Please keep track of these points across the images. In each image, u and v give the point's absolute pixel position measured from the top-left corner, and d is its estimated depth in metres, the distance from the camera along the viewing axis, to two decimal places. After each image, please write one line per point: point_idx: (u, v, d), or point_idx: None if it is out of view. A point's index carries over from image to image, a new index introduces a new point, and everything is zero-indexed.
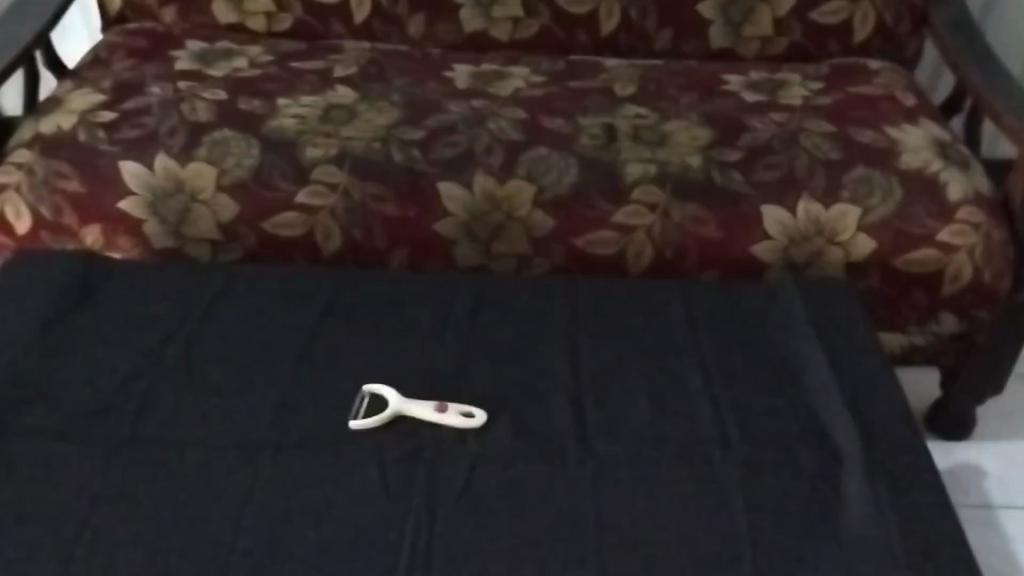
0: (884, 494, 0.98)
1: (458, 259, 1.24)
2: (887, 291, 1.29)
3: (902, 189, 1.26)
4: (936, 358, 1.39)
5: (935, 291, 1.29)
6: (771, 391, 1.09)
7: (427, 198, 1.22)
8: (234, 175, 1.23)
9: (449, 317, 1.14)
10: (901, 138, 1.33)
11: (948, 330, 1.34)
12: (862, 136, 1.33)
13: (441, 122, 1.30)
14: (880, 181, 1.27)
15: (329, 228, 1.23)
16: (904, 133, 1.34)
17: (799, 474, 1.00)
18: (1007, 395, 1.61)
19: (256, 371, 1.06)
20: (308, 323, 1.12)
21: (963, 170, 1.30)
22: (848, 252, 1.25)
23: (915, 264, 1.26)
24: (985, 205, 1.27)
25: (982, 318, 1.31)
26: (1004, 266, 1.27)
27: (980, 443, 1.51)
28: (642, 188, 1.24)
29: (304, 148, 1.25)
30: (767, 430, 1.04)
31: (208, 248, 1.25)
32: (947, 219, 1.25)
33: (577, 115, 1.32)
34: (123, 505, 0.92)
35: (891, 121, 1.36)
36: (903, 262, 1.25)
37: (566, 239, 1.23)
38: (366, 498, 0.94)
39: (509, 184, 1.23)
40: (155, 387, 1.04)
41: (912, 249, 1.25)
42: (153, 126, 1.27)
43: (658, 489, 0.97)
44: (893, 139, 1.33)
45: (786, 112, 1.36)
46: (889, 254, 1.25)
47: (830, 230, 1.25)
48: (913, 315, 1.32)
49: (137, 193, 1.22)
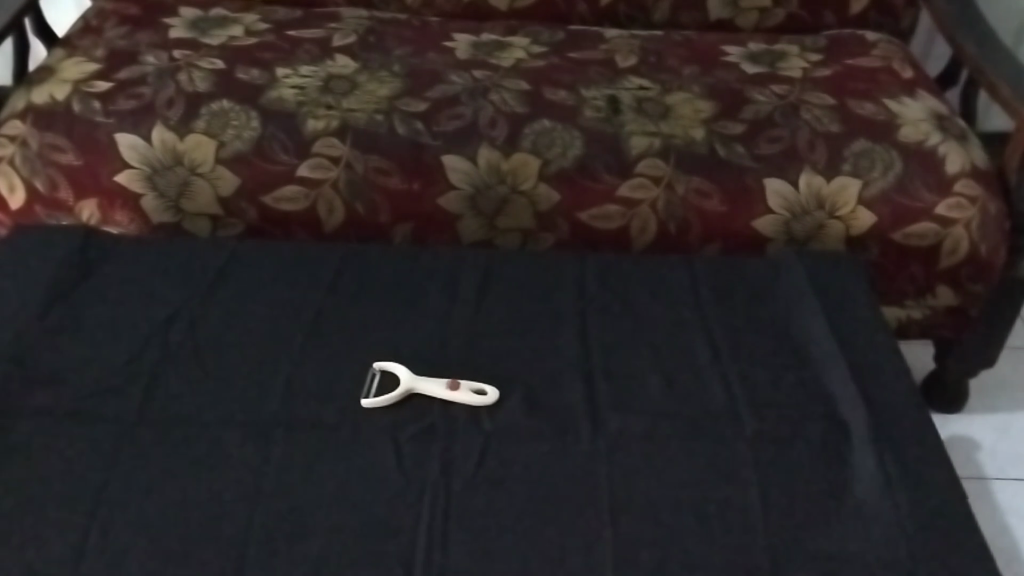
0: (892, 467, 0.99)
1: (462, 234, 1.26)
2: (885, 265, 1.30)
3: (901, 163, 1.26)
4: (931, 331, 1.39)
5: (933, 265, 1.29)
6: (780, 364, 1.10)
7: (432, 170, 1.23)
8: (234, 148, 1.23)
9: (458, 293, 1.13)
10: (901, 111, 1.33)
11: (944, 304, 1.35)
12: (863, 109, 1.32)
13: (444, 93, 1.29)
14: (881, 154, 1.27)
15: (332, 201, 1.24)
16: (903, 106, 1.33)
17: (810, 447, 1.01)
18: (997, 368, 1.64)
19: (265, 345, 1.06)
20: (316, 298, 1.11)
21: (961, 143, 1.30)
22: (848, 226, 1.26)
23: (914, 237, 1.26)
24: (981, 179, 1.27)
25: (977, 292, 1.32)
26: (999, 240, 1.28)
27: (972, 416, 1.54)
28: (646, 162, 1.24)
29: (306, 120, 1.25)
30: (778, 405, 1.05)
31: (208, 223, 1.27)
32: (946, 192, 1.25)
33: (580, 86, 1.31)
34: (136, 486, 0.91)
35: (890, 94, 1.35)
36: (902, 235, 1.26)
37: (569, 214, 1.24)
38: (380, 477, 0.94)
39: (514, 158, 1.23)
40: (162, 364, 1.03)
41: (911, 222, 1.25)
42: (150, 97, 1.26)
43: (671, 465, 0.97)
44: (894, 112, 1.32)
45: (787, 84, 1.36)
46: (889, 228, 1.26)
47: (831, 204, 1.25)
48: (910, 287, 1.33)
49: (134, 165, 1.23)
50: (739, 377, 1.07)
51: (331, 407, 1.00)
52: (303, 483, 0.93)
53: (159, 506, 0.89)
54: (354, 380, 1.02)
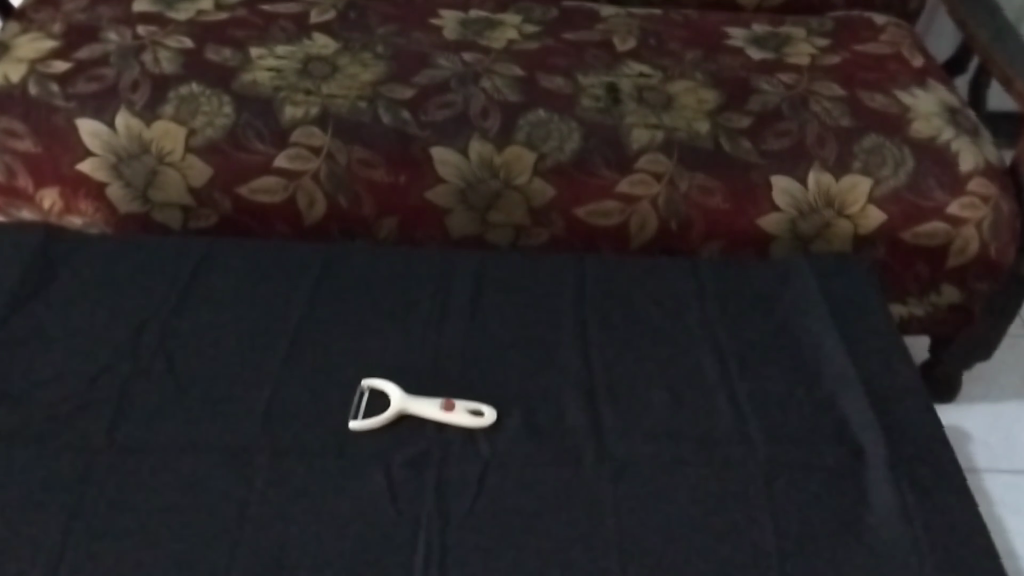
0: (918, 485, 0.91)
1: (453, 229, 1.19)
2: (892, 264, 1.22)
3: (914, 159, 1.19)
4: (932, 329, 1.32)
5: (939, 264, 1.22)
6: (791, 372, 1.02)
7: (421, 163, 1.15)
8: (205, 135, 1.14)
9: (448, 300, 1.06)
10: (913, 104, 1.25)
11: (948, 301, 1.27)
12: (873, 101, 1.25)
13: (432, 79, 1.20)
14: (892, 151, 1.20)
15: (312, 193, 1.17)
16: (915, 98, 1.26)
17: (832, 458, 0.93)
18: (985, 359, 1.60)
19: (242, 357, 0.98)
20: (296, 305, 1.04)
21: (974, 139, 1.22)
22: (856, 225, 1.19)
23: (923, 237, 1.19)
24: (994, 176, 1.20)
25: (982, 290, 1.25)
26: (1010, 239, 1.20)
27: (961, 405, 1.50)
28: (648, 157, 1.17)
29: (283, 107, 1.16)
30: (794, 414, 0.97)
31: (180, 214, 1.19)
32: (958, 191, 1.18)
33: (577, 73, 1.24)
34: (103, 514, 0.82)
35: (900, 85, 1.28)
36: (910, 235, 1.19)
37: (566, 210, 1.17)
38: (369, 505, 0.85)
39: (508, 151, 1.15)
40: (131, 376, 0.95)
41: (922, 220, 1.18)
42: (112, 79, 1.17)
43: (685, 487, 0.89)
44: (905, 105, 1.25)
45: (794, 72, 1.29)
46: (898, 227, 1.19)
47: (840, 202, 1.18)
48: (915, 285, 1.25)
49: (97, 153, 1.15)
50: (748, 394, 0.98)
51: (318, 426, 0.92)
52: (284, 512, 0.84)
53: (126, 532, 0.81)
54: (340, 397, 0.95)
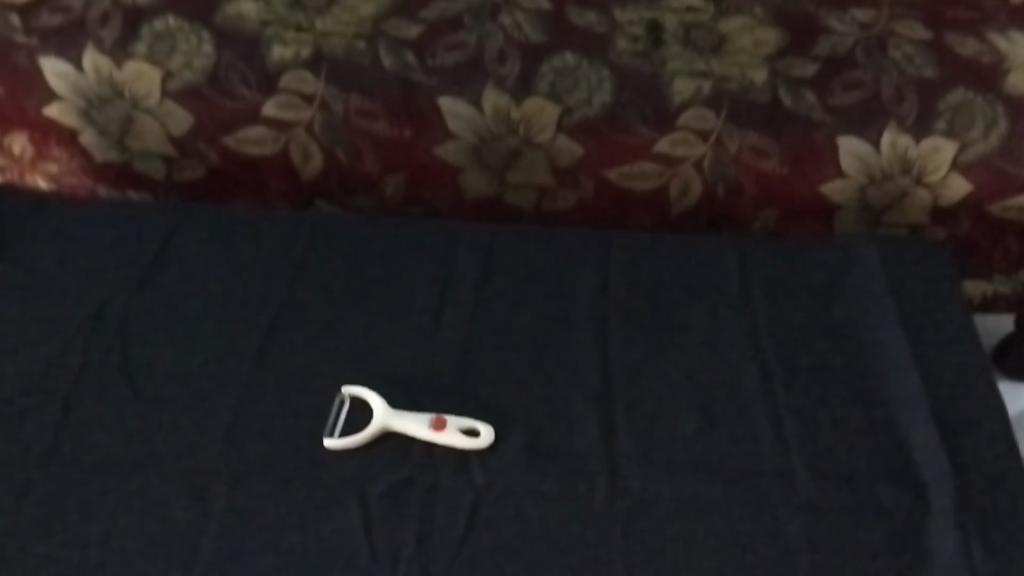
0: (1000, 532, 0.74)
1: (468, 189, 1.04)
2: (977, 240, 1.05)
3: (1008, 120, 1.01)
4: None
5: None
6: (847, 380, 0.86)
7: (428, 115, 1.00)
8: (183, 79, 1.01)
9: (448, 287, 0.93)
10: (1011, 49, 1.06)
11: None
12: (963, 45, 1.06)
13: (444, 14, 1.05)
14: (982, 108, 1.01)
15: (306, 145, 1.02)
16: (1013, 44, 1.06)
17: (893, 491, 0.77)
18: None
19: (209, 351, 0.86)
20: (272, 291, 0.93)
21: None
22: (938, 196, 1.02)
23: (1015, 211, 1.02)
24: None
25: None
26: None
27: None
28: (692, 112, 1.00)
29: (270, 48, 1.01)
30: (854, 439, 0.81)
31: (162, 165, 1.07)
32: None
33: (613, 6, 1.07)
34: (20, 548, 0.70)
35: (998, 24, 1.08)
36: (1000, 209, 1.03)
37: (597, 172, 1.02)
38: (334, 546, 0.72)
39: (527, 104, 1.00)
40: (83, 376, 0.83)
41: (1015, 192, 1.01)
42: (80, 11, 1.03)
43: (721, 532, 0.73)
44: (1001, 51, 1.05)
45: (872, 8, 1.10)
46: (984, 199, 1.02)
47: (918, 169, 1.01)
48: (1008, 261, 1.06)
49: (64, 97, 1.03)
50: (794, 412, 0.83)
51: (291, 442, 0.79)
52: (238, 555, 0.71)
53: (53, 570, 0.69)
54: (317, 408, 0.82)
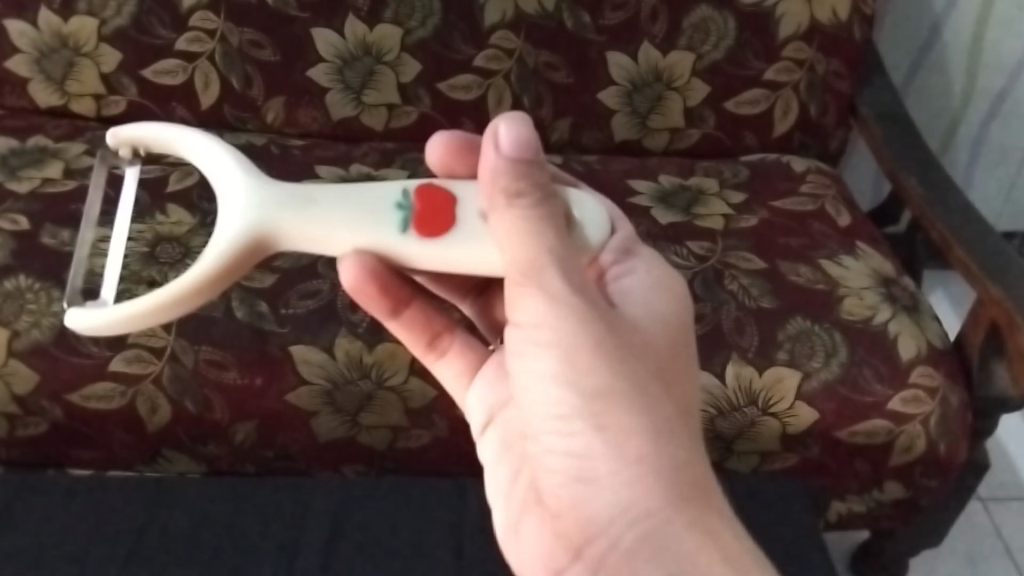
0: None
1: (321, 431, 1.08)
2: (828, 462, 1.11)
3: (847, 348, 1.08)
4: (878, 518, 1.20)
5: (882, 462, 1.11)
6: None
7: (304, 84, 1.22)
8: (115, 25, 1.18)
9: (303, 527, 1.00)
10: (842, 276, 1.15)
11: (891, 497, 1.16)
12: (796, 274, 1.14)
13: (329, 58, 1.21)
14: (823, 338, 1.08)
15: (207, 74, 1.21)
16: (843, 270, 1.16)
17: None
18: (965, 518, 1.41)
19: (89, 523, 0.97)
20: (139, 485, 1.02)
21: (914, 318, 1.13)
22: (785, 423, 1.07)
23: (861, 435, 1.08)
24: (939, 362, 1.10)
25: (932, 486, 1.14)
26: (961, 435, 1.09)
27: None
28: (689, 251, 1.16)
29: (359, 115, 1.26)
30: None
31: (61, 165, 1.16)
32: (898, 385, 1.07)
33: (438, 82, 1.24)
34: None
35: (826, 251, 1.18)
36: (848, 433, 1.07)
37: (448, 412, 1.07)
38: None
39: (395, 53, 1.22)
40: (41, 285, 1.03)
41: (859, 419, 1.07)
42: (27, 12, 1.17)
43: None
44: (832, 277, 1.15)
45: (708, 240, 1.17)
46: (832, 424, 1.07)
47: (765, 400, 1.06)
48: (855, 483, 1.14)
49: (24, 51, 1.19)
50: None
51: (207, 511, 1.00)
52: None
53: None
54: (240, 401, 1.04)
